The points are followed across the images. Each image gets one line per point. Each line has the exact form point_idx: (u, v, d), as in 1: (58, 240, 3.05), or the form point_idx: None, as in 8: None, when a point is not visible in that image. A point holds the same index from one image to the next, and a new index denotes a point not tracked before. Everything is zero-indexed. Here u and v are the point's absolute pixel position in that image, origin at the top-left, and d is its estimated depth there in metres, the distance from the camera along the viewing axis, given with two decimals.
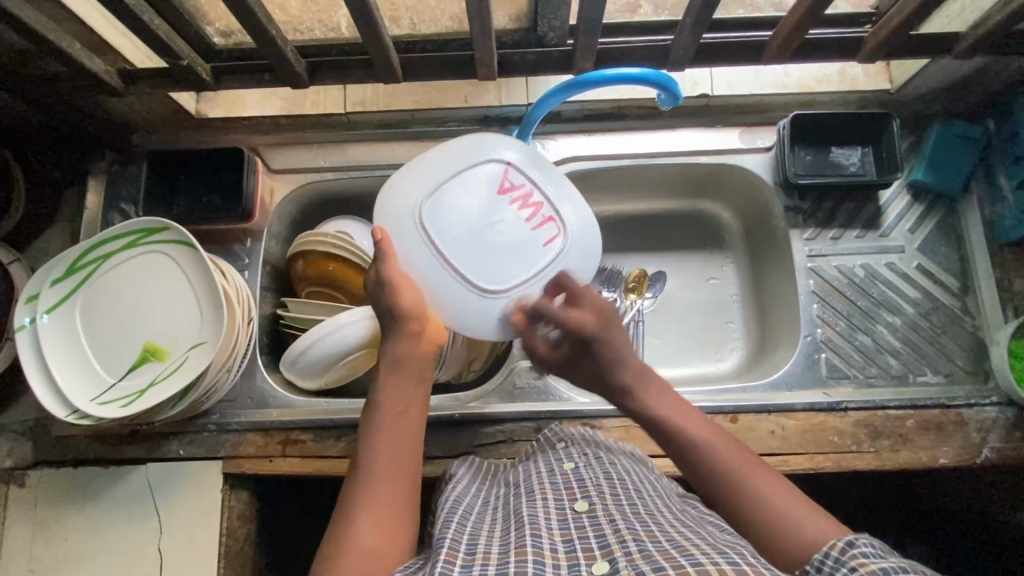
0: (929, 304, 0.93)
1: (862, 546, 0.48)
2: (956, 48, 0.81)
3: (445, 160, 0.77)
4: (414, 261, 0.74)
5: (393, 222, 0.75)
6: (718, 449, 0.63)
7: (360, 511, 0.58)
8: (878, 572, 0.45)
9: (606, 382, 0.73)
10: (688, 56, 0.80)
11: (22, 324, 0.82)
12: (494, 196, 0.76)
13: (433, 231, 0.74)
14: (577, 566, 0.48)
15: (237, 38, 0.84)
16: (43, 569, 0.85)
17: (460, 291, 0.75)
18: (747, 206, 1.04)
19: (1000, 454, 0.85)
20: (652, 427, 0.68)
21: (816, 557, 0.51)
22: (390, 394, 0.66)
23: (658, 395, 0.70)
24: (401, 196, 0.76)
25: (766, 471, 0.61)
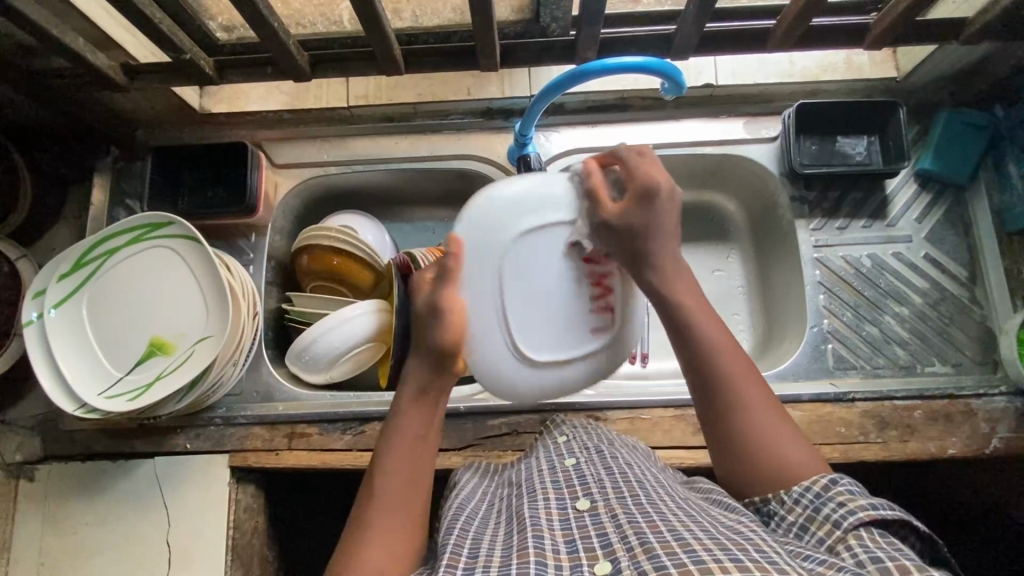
0: (937, 294, 0.92)
1: (844, 485, 0.53)
2: (963, 34, 0.80)
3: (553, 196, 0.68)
4: (472, 300, 0.67)
5: (475, 241, 0.67)
6: (729, 356, 0.62)
7: (366, 543, 0.56)
8: (867, 507, 0.50)
9: (641, 253, 0.65)
10: (692, 44, 0.79)
11: (30, 319, 0.82)
12: (575, 265, 0.69)
13: (506, 280, 0.67)
14: (579, 567, 0.48)
15: (240, 32, 0.82)
16: (52, 562, 0.86)
17: (500, 350, 0.69)
18: (753, 198, 1.04)
19: (1009, 444, 0.84)
20: (665, 312, 0.65)
21: (796, 489, 0.55)
22: (410, 423, 0.64)
23: (679, 278, 0.65)
24: (493, 223, 0.67)
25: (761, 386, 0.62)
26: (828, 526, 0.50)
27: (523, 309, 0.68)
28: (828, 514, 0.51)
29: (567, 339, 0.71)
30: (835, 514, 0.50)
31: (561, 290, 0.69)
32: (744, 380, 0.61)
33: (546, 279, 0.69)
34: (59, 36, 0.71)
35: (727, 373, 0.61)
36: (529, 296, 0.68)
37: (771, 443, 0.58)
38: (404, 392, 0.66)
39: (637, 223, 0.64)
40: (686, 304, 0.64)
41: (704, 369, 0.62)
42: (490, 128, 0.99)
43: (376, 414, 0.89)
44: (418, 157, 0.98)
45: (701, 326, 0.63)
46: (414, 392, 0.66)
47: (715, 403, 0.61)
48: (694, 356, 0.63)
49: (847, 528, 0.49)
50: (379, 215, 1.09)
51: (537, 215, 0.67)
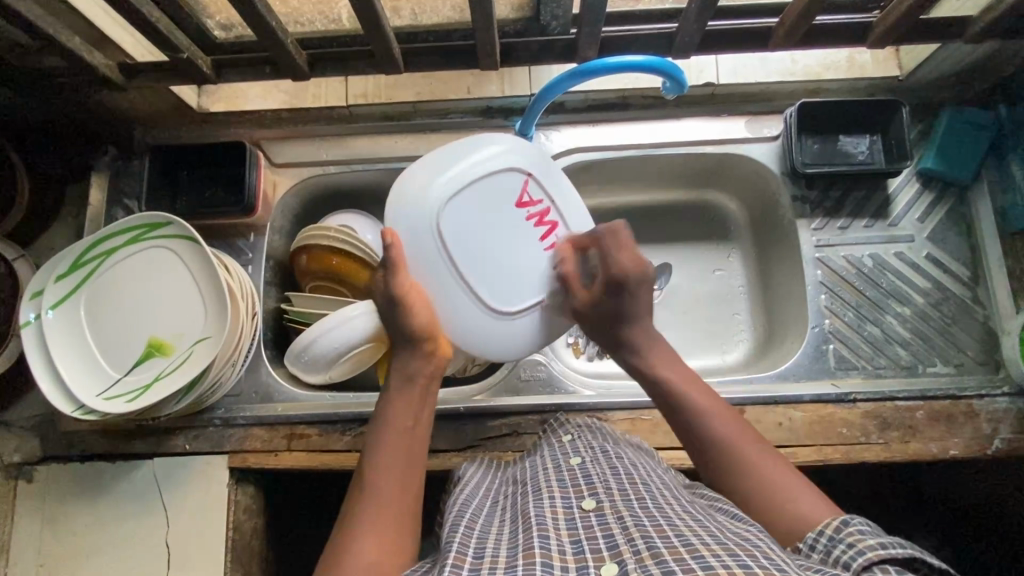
0: (939, 294, 0.92)
1: (856, 526, 0.52)
2: (967, 33, 0.80)
3: (462, 157, 0.75)
4: (426, 272, 0.74)
5: (411, 226, 0.73)
6: (721, 422, 0.67)
7: (360, 534, 0.57)
8: (876, 545, 0.48)
9: (618, 337, 0.77)
10: (693, 43, 0.79)
11: (27, 320, 0.82)
12: (510, 212, 0.76)
13: (448, 239, 0.73)
14: (586, 568, 0.48)
15: (238, 31, 0.82)
16: (50, 563, 0.86)
17: (469, 308, 0.75)
18: (754, 197, 1.03)
19: (1011, 445, 0.83)
20: (658, 395, 0.72)
21: (809, 536, 0.54)
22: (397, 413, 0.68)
23: (665, 358, 0.74)
24: (416, 197, 0.73)
25: (764, 447, 0.65)
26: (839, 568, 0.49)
27: (476, 266, 0.75)
28: (839, 555, 0.50)
29: (533, 278, 0.78)
30: (846, 556, 0.49)
31: (506, 235, 0.76)
32: (741, 442, 0.65)
33: (488, 229, 0.75)
34: (56, 34, 0.70)
35: (722, 437, 0.65)
36: (477, 249, 0.75)
37: (778, 497, 0.59)
38: (393, 382, 0.71)
39: (602, 312, 0.76)
40: (676, 382, 0.71)
41: (699, 437, 0.67)
42: (491, 126, 0.97)
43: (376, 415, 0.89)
44: (418, 156, 0.98)
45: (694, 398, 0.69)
46: (399, 384, 0.70)
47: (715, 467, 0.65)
48: (691, 424, 0.68)
49: (857, 568, 0.48)
50: (379, 215, 1.09)
51: (455, 177, 0.74)
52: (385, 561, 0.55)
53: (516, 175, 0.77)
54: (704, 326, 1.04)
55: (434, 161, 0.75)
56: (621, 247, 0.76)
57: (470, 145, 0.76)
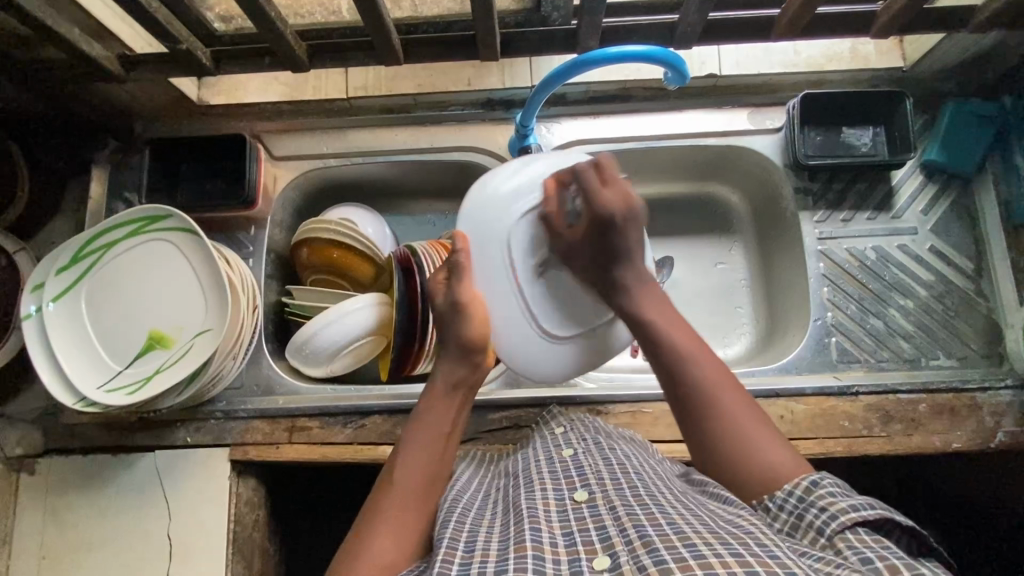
0: (942, 286, 0.91)
1: (825, 487, 0.53)
2: (971, 22, 0.79)
3: (541, 176, 0.76)
4: (489, 282, 0.74)
5: (479, 237, 0.74)
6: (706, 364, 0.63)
7: (377, 530, 0.57)
8: (847, 509, 0.50)
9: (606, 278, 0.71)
10: (695, 33, 0.78)
11: (28, 312, 0.82)
12: None
13: (515, 255, 0.74)
14: (577, 561, 0.48)
15: (238, 22, 0.83)
16: (53, 555, 0.86)
17: (525, 327, 0.75)
18: (757, 190, 1.02)
19: (1014, 438, 0.83)
20: (637, 329, 0.69)
21: (779, 494, 0.55)
22: (435, 414, 0.67)
23: (651, 300, 0.70)
24: (492, 204, 0.74)
25: (740, 390, 0.62)
26: (813, 533, 0.51)
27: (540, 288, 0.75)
28: (812, 520, 0.51)
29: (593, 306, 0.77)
30: (818, 521, 0.51)
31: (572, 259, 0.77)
32: (722, 385, 0.62)
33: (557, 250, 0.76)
34: (54, 26, 0.70)
35: (704, 382, 0.62)
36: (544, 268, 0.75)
37: (755, 450, 0.58)
38: (434, 386, 0.70)
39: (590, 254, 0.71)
40: (655, 321, 0.68)
41: (673, 372, 0.64)
42: (491, 118, 0.97)
43: (377, 407, 0.89)
44: (418, 149, 0.97)
45: (670, 337, 0.66)
46: (443, 388, 0.69)
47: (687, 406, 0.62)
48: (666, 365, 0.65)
49: (832, 534, 0.49)
50: (379, 208, 1.08)
51: (532, 190, 0.75)
52: (399, 560, 0.56)
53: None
54: (706, 319, 1.03)
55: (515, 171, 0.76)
56: (604, 181, 0.71)
57: (552, 162, 0.77)
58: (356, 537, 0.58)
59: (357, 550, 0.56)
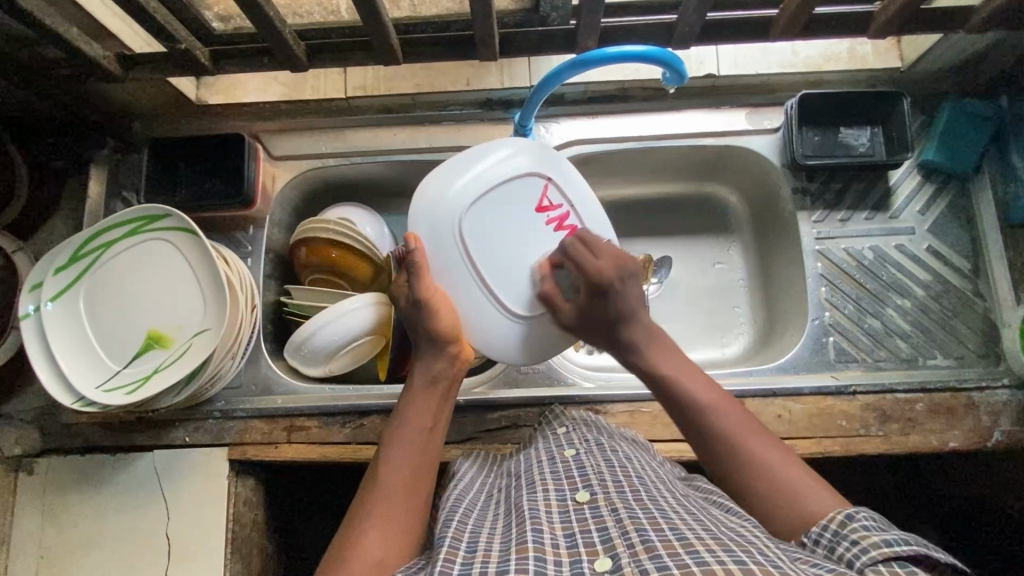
0: (940, 286, 0.92)
1: (860, 520, 0.51)
2: (969, 23, 0.79)
3: (485, 163, 0.77)
4: (446, 271, 0.76)
5: (433, 233, 0.75)
6: (725, 417, 0.65)
7: (368, 527, 0.58)
8: (881, 544, 0.48)
9: (619, 341, 0.73)
10: (694, 33, 0.78)
11: (26, 312, 0.82)
12: (531, 216, 0.78)
13: (469, 243, 0.75)
14: (579, 563, 0.48)
15: (236, 22, 0.83)
16: (51, 555, 0.86)
17: (491, 313, 0.77)
18: (755, 190, 1.03)
19: (1011, 437, 0.83)
20: (656, 388, 0.70)
21: (813, 530, 0.54)
22: (419, 409, 0.68)
23: (667, 355, 0.71)
24: (439, 197, 0.75)
25: (766, 435, 0.64)
26: (845, 566, 0.49)
27: (500, 273, 0.76)
28: (843, 553, 0.50)
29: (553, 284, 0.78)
30: (850, 554, 0.49)
31: (524, 237, 0.77)
32: (742, 436, 0.63)
33: (508, 232, 0.77)
34: (53, 26, 0.70)
35: (725, 434, 0.63)
36: (496, 251, 0.76)
37: (787, 489, 0.58)
38: (415, 381, 0.71)
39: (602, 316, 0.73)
40: (673, 375, 0.69)
41: (698, 431, 0.65)
42: (490, 118, 0.98)
43: (375, 407, 0.89)
44: (416, 149, 0.97)
45: (690, 391, 0.67)
46: (421, 382, 0.71)
47: (716, 459, 0.63)
48: (691, 419, 0.66)
49: (862, 566, 0.47)
50: (379, 208, 1.09)
51: (478, 178, 0.76)
52: (391, 555, 0.56)
53: (535, 177, 0.78)
54: (704, 319, 1.04)
55: (458, 162, 0.77)
56: (592, 251, 0.74)
57: (494, 147, 0.78)
58: (345, 534, 0.58)
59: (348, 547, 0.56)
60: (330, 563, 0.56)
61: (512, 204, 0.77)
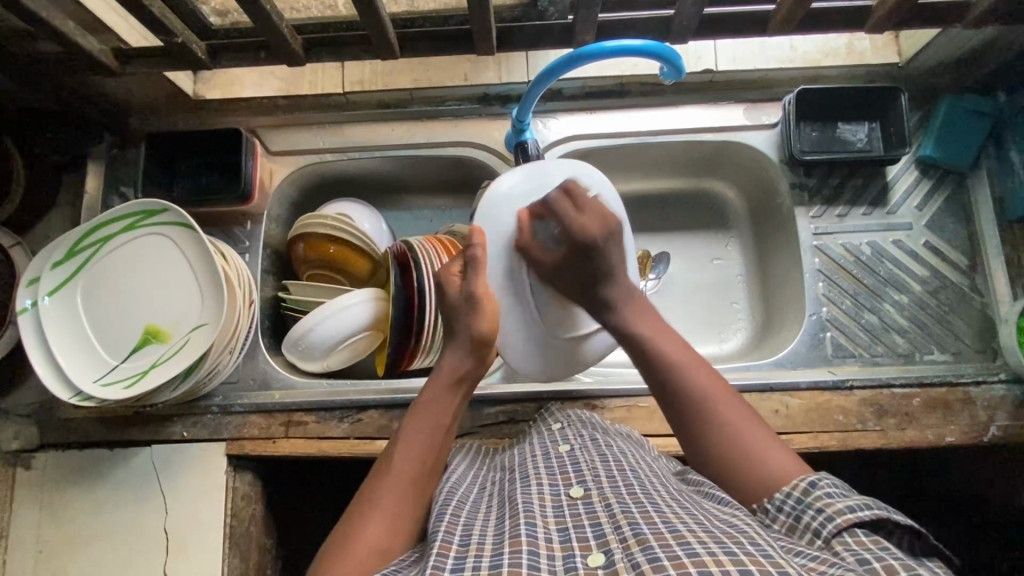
0: (937, 282, 0.92)
1: (824, 488, 0.52)
2: (966, 18, 0.79)
3: (561, 180, 0.78)
4: (500, 279, 0.77)
5: (494, 233, 0.77)
6: (695, 373, 0.65)
7: (374, 516, 0.58)
8: (843, 511, 0.50)
9: (598, 298, 0.75)
10: (691, 27, 0.78)
11: (24, 306, 0.82)
12: None
13: (525, 257, 0.77)
14: (572, 557, 0.48)
15: (233, 16, 0.84)
16: (49, 549, 0.86)
17: (524, 326, 0.79)
18: (753, 185, 1.03)
19: (1007, 432, 0.84)
20: (631, 345, 0.71)
21: (776, 494, 0.55)
22: (436, 405, 0.68)
23: (644, 318, 0.72)
24: (506, 205, 0.77)
25: (732, 398, 0.63)
26: (810, 534, 0.50)
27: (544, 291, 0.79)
28: (808, 522, 0.51)
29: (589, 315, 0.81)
30: (816, 522, 0.50)
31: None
32: (712, 392, 0.63)
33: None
34: (48, 19, 0.70)
35: (693, 389, 0.64)
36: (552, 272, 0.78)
37: (752, 456, 0.59)
38: (435, 377, 0.70)
39: (587, 274, 0.75)
40: (648, 336, 0.70)
41: (665, 384, 0.66)
42: (487, 113, 0.97)
43: (373, 402, 0.89)
44: (414, 144, 0.97)
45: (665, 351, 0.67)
46: (445, 380, 0.70)
47: (682, 417, 0.64)
48: (663, 378, 0.66)
49: (829, 535, 0.49)
50: (377, 204, 1.08)
51: (550, 198, 0.78)
52: (392, 547, 0.56)
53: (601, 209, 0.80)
54: (702, 314, 1.04)
55: (531, 175, 0.78)
56: (578, 207, 0.75)
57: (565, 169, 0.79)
58: (351, 519, 0.58)
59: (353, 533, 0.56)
60: (331, 548, 0.56)
61: None
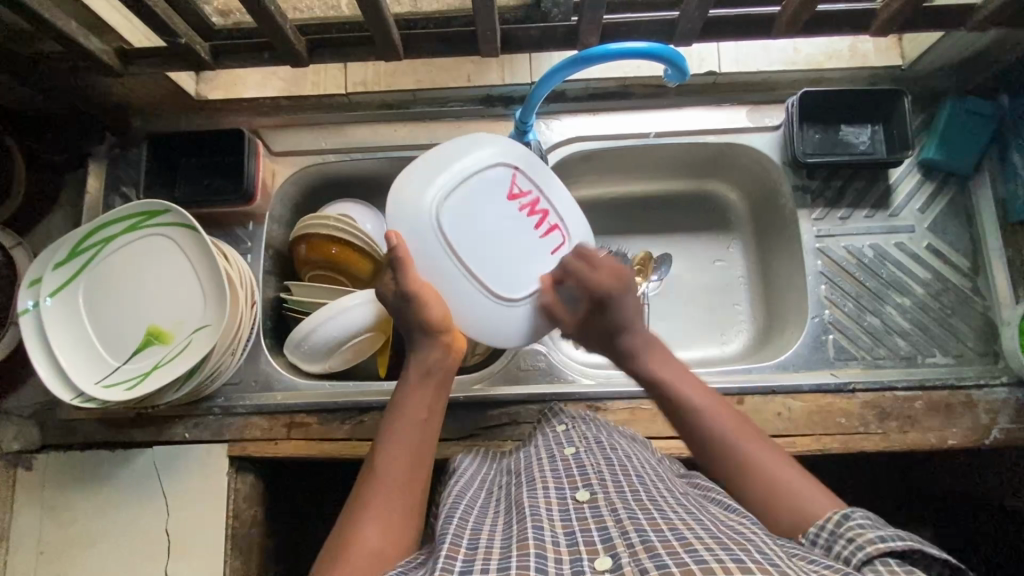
0: (939, 284, 0.92)
1: (856, 519, 0.52)
2: (970, 21, 0.79)
3: (458, 157, 0.78)
4: (434, 269, 0.75)
5: (411, 227, 0.75)
6: (718, 417, 0.66)
7: (365, 522, 0.58)
8: (874, 540, 0.49)
9: (619, 351, 0.76)
10: (696, 30, 0.78)
11: (25, 308, 0.81)
12: (504, 204, 0.79)
13: (449, 235, 0.76)
14: (580, 561, 0.48)
15: (236, 17, 0.84)
16: (51, 551, 0.86)
17: (478, 299, 0.77)
18: (755, 186, 1.03)
19: (1009, 435, 0.84)
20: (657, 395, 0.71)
21: (811, 529, 0.54)
22: (415, 401, 0.67)
23: (665, 363, 0.73)
24: (410, 201, 0.75)
25: (756, 435, 0.64)
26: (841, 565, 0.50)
27: (482, 260, 0.77)
28: (840, 551, 0.51)
29: (531, 265, 0.80)
30: (846, 551, 0.50)
31: (503, 228, 0.79)
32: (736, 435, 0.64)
33: (486, 223, 0.78)
34: (52, 18, 0.69)
35: (720, 434, 0.64)
36: (479, 243, 0.78)
37: (784, 493, 0.58)
38: (410, 373, 0.70)
39: (603, 328, 0.77)
40: (670, 380, 0.71)
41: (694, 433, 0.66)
42: (490, 114, 0.97)
43: (376, 403, 0.89)
44: (416, 145, 0.97)
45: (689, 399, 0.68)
46: (418, 375, 0.69)
47: (712, 464, 0.64)
48: (689, 425, 0.67)
49: (858, 565, 0.48)
50: (379, 204, 1.08)
51: (451, 173, 0.77)
52: (388, 553, 0.56)
53: (504, 168, 0.80)
54: (704, 316, 1.04)
55: (424, 167, 0.77)
56: (590, 263, 0.78)
57: (459, 148, 0.79)
58: (343, 527, 0.58)
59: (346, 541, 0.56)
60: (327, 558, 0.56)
61: (485, 195, 0.79)
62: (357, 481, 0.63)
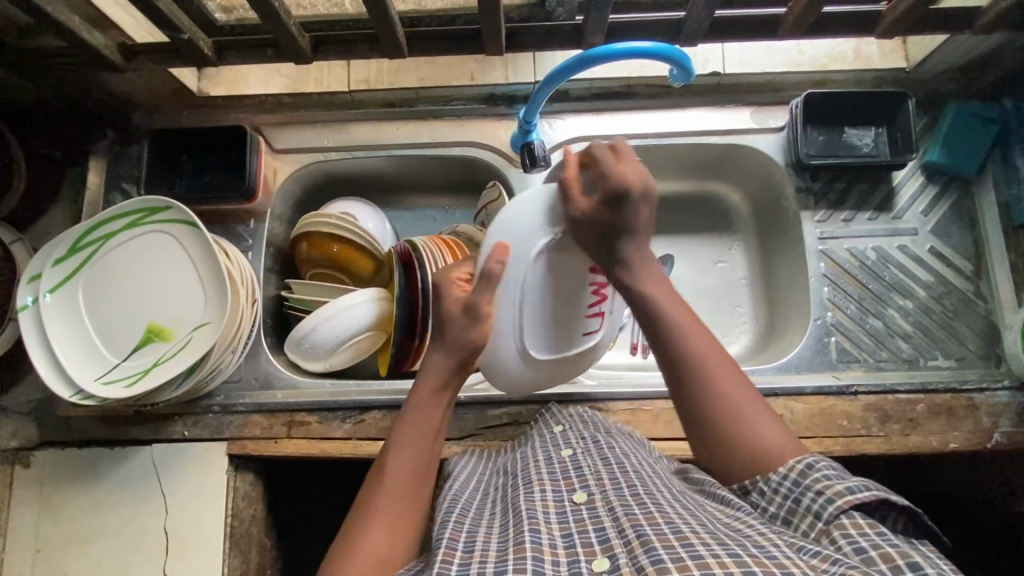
0: (942, 287, 0.92)
1: (821, 470, 0.53)
2: (975, 24, 0.79)
3: None
4: (500, 292, 0.68)
5: (516, 243, 0.66)
6: (703, 341, 0.62)
7: (371, 530, 0.57)
8: (844, 491, 0.50)
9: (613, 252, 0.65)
10: (701, 31, 0.78)
11: (24, 304, 0.81)
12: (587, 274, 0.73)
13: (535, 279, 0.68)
14: (577, 563, 0.48)
15: (239, 13, 0.83)
16: (47, 549, 0.85)
17: (505, 332, 0.71)
18: (758, 188, 1.02)
19: (1011, 439, 0.84)
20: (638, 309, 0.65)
21: (774, 477, 0.55)
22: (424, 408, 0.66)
23: (653, 277, 0.66)
24: (526, 225, 0.66)
25: (733, 369, 0.62)
26: (810, 517, 0.51)
27: (537, 311, 0.70)
28: (808, 505, 0.51)
29: (561, 335, 0.75)
30: (816, 505, 0.51)
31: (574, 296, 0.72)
32: (716, 364, 0.61)
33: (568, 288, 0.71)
34: (53, 13, 0.69)
35: (703, 359, 0.61)
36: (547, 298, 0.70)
37: (752, 433, 0.58)
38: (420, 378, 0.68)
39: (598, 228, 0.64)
40: (658, 298, 0.64)
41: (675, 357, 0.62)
42: (493, 113, 0.97)
43: (376, 402, 0.88)
44: (419, 143, 0.97)
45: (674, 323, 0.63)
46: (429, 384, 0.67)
47: (688, 391, 0.61)
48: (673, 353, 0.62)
49: (829, 518, 0.49)
50: (380, 203, 1.08)
51: None
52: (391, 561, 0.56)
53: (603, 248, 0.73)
54: (706, 317, 1.03)
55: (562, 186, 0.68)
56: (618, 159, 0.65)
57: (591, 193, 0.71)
58: (348, 533, 0.58)
59: (351, 548, 0.56)
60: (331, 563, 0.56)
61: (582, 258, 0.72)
62: (363, 487, 0.63)
